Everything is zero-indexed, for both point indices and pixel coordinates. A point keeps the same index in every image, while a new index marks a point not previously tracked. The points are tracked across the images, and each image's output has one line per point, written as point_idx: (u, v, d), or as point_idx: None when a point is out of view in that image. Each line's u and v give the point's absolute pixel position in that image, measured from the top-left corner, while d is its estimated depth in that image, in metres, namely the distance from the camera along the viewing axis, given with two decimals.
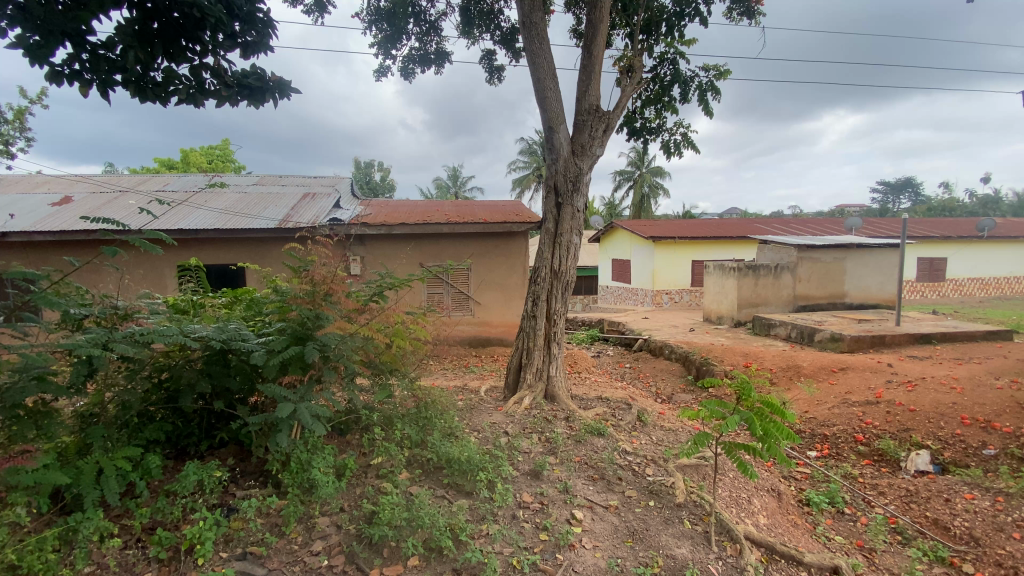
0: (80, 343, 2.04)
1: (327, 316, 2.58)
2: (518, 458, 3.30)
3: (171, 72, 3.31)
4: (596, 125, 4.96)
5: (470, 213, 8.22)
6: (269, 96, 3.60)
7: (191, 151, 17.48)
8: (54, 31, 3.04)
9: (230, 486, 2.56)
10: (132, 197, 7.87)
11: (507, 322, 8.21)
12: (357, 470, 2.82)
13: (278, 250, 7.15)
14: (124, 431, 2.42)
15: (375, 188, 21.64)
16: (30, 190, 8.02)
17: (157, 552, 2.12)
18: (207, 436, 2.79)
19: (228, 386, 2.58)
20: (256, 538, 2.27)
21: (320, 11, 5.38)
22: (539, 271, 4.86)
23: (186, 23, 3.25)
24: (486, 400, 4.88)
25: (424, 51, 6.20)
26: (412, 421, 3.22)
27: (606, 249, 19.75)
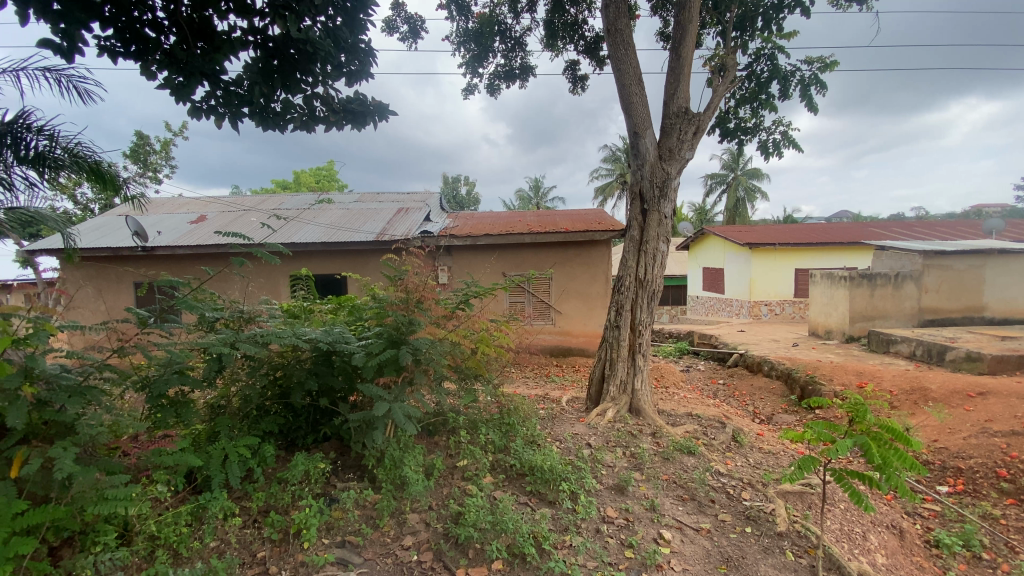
0: (213, 342, 2.31)
1: (418, 322, 2.72)
2: (602, 471, 3.23)
3: (288, 102, 3.72)
4: (685, 127, 4.78)
5: (552, 222, 8.29)
6: (369, 119, 3.91)
7: (302, 173, 19.46)
8: (195, 72, 3.57)
9: (332, 478, 2.76)
10: (253, 215, 8.87)
11: (590, 332, 8.11)
12: (445, 471, 2.91)
13: (376, 260, 7.68)
14: (244, 422, 2.71)
15: (461, 202, 22.51)
16: (174, 211, 9.32)
17: (271, 532, 2.30)
18: (313, 430, 3.04)
19: (331, 384, 2.80)
20: (353, 528, 2.42)
21: (414, 37, 5.73)
22: (623, 280, 4.77)
23: (301, 58, 3.62)
24: (567, 410, 4.83)
25: (509, 66, 6.38)
26: (496, 426, 3.30)
27: (696, 258, 18.84)
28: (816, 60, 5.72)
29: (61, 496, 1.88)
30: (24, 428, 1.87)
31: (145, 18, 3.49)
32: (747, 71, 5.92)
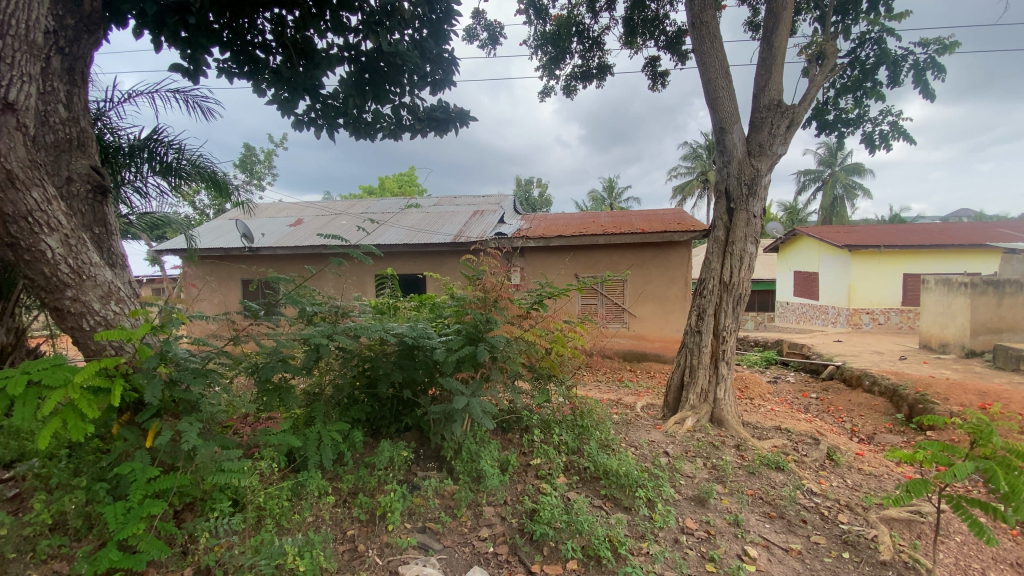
0: (313, 333, 2.52)
1: (495, 320, 2.78)
2: (680, 481, 3.11)
3: (378, 112, 3.98)
4: (778, 121, 4.50)
5: (628, 223, 8.11)
6: (451, 125, 4.08)
7: (386, 179, 20.60)
8: (298, 88, 3.93)
9: (414, 466, 2.90)
10: (344, 219, 9.53)
11: (666, 337, 7.84)
12: (519, 467, 2.96)
13: (454, 261, 7.95)
14: (336, 409, 2.92)
15: (534, 205, 22.63)
16: (276, 215, 10.24)
17: (359, 512, 2.46)
18: (396, 420, 3.21)
19: (414, 377, 2.95)
20: (433, 515, 2.53)
21: (493, 43, 5.86)
22: (706, 283, 4.58)
23: (390, 70, 3.86)
24: (643, 416, 4.70)
25: (586, 67, 6.34)
26: (569, 427, 3.30)
27: (786, 261, 17.55)
28: (934, 42, 5.14)
29: (186, 465, 2.13)
30: (158, 404, 2.14)
31: (256, 40, 3.89)
32: (849, 58, 5.45)
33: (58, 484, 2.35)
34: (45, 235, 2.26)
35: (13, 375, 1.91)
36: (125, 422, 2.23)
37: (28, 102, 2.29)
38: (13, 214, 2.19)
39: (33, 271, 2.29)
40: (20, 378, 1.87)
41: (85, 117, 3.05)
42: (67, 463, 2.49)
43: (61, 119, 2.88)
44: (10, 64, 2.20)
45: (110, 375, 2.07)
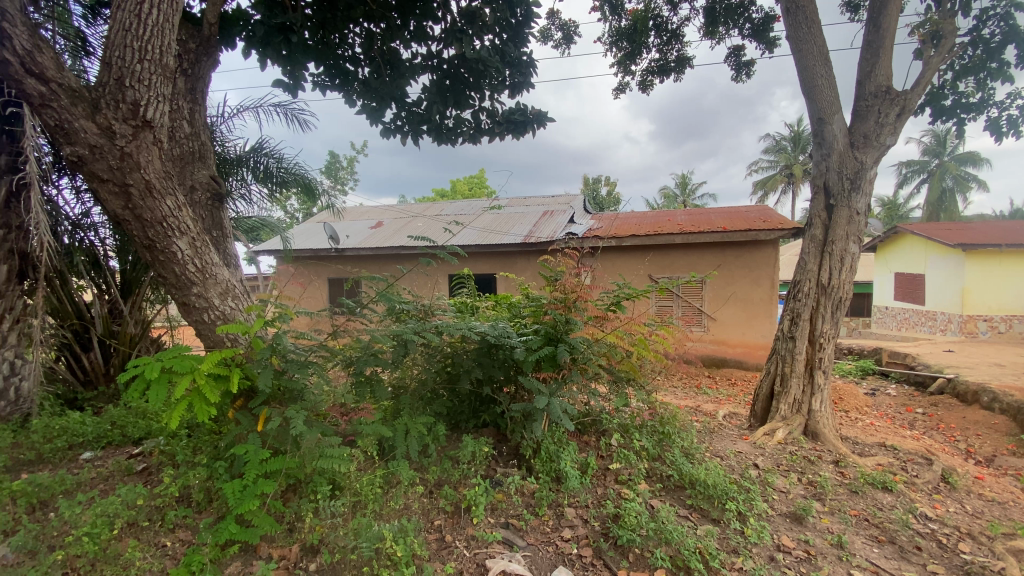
0: (404, 330, 2.66)
1: (576, 322, 2.76)
2: (773, 496, 2.93)
3: (459, 118, 4.17)
4: (887, 109, 4.16)
5: (707, 221, 7.77)
6: (529, 127, 4.17)
7: (457, 182, 21.18)
8: (385, 97, 4.20)
9: (495, 463, 2.96)
10: (419, 221, 9.92)
11: (749, 342, 7.42)
12: (598, 471, 2.93)
13: (526, 262, 8.01)
14: (421, 403, 3.04)
15: (602, 204, 22.21)
16: (358, 218, 10.86)
17: (445, 504, 2.55)
18: (474, 416, 3.28)
19: (494, 374, 3.01)
20: (515, 512, 2.57)
21: (567, 42, 5.83)
22: (801, 286, 4.29)
23: (471, 77, 4.02)
24: (727, 426, 4.48)
25: (664, 60, 6.14)
26: (650, 433, 3.21)
27: (885, 262, 15.99)
28: None
29: (293, 449, 2.31)
30: (268, 392, 2.33)
31: (346, 54, 4.17)
32: (969, 36, 4.87)
33: (182, 461, 2.63)
34: (177, 238, 2.54)
35: (150, 362, 2.11)
36: (240, 407, 2.43)
37: (162, 119, 2.58)
38: (151, 219, 2.48)
39: (166, 270, 2.57)
40: (156, 365, 2.07)
41: (204, 131, 3.41)
42: (187, 443, 2.78)
43: (186, 134, 3.24)
44: (148, 86, 2.50)
45: (228, 364, 2.28)
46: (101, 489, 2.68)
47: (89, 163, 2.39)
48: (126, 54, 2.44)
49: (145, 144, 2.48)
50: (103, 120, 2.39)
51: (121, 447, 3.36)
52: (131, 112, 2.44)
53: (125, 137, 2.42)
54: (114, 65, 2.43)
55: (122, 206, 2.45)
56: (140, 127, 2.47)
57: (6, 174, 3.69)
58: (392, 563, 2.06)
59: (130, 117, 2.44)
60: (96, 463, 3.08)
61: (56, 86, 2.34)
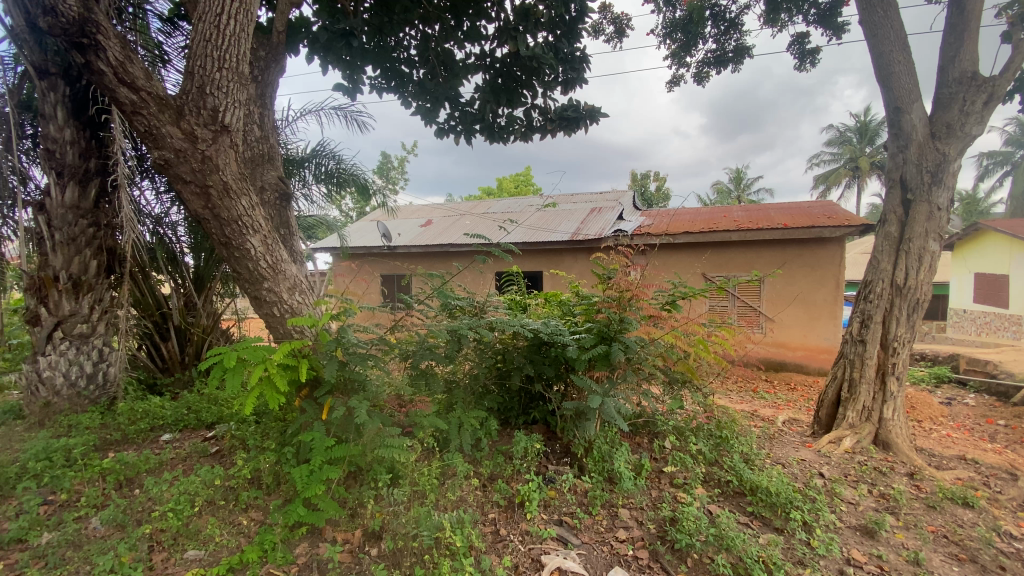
0: (459, 325, 2.72)
1: (631, 320, 2.71)
2: (841, 507, 2.78)
3: (511, 117, 4.29)
4: (974, 96, 3.84)
5: (766, 217, 7.45)
6: (581, 123, 4.23)
7: (504, 180, 21.32)
8: (439, 98, 4.36)
9: (546, 460, 2.98)
10: (468, 219, 10.05)
11: (810, 345, 7.09)
12: (652, 473, 2.90)
13: (574, 259, 7.96)
14: (473, 398, 3.10)
15: (651, 200, 21.68)
16: (408, 216, 11.13)
17: (499, 498, 2.60)
18: (524, 412, 3.30)
19: (545, 372, 3.03)
20: (568, 510, 2.58)
21: (620, 36, 5.73)
22: (873, 286, 4.04)
23: (523, 75, 4.09)
24: (787, 432, 4.29)
25: (721, 51, 5.92)
26: (707, 437, 3.13)
27: (962, 261, 14.77)
28: None
29: (355, 438, 2.42)
30: (331, 382, 2.44)
31: (402, 56, 4.30)
32: None
33: (253, 445, 2.80)
34: (250, 236, 2.70)
35: (225, 352, 2.25)
36: (306, 396, 2.55)
37: (238, 124, 2.75)
38: (228, 218, 2.65)
39: (241, 265, 2.74)
40: (232, 354, 2.20)
41: (273, 135, 3.60)
42: (257, 429, 2.95)
43: (257, 137, 3.44)
44: (226, 93, 2.66)
45: (296, 355, 2.40)
46: (181, 468, 2.88)
47: (174, 166, 2.57)
48: (206, 63, 2.62)
49: (223, 148, 2.64)
50: (186, 126, 2.57)
51: (195, 430, 3.58)
52: (211, 118, 2.61)
53: (205, 141, 2.59)
54: (195, 74, 2.61)
55: (203, 206, 2.63)
56: (219, 132, 2.64)
57: (97, 175, 4.02)
58: (450, 553, 2.12)
59: (211, 122, 2.61)
60: (175, 444, 3.32)
61: (146, 94, 2.53)
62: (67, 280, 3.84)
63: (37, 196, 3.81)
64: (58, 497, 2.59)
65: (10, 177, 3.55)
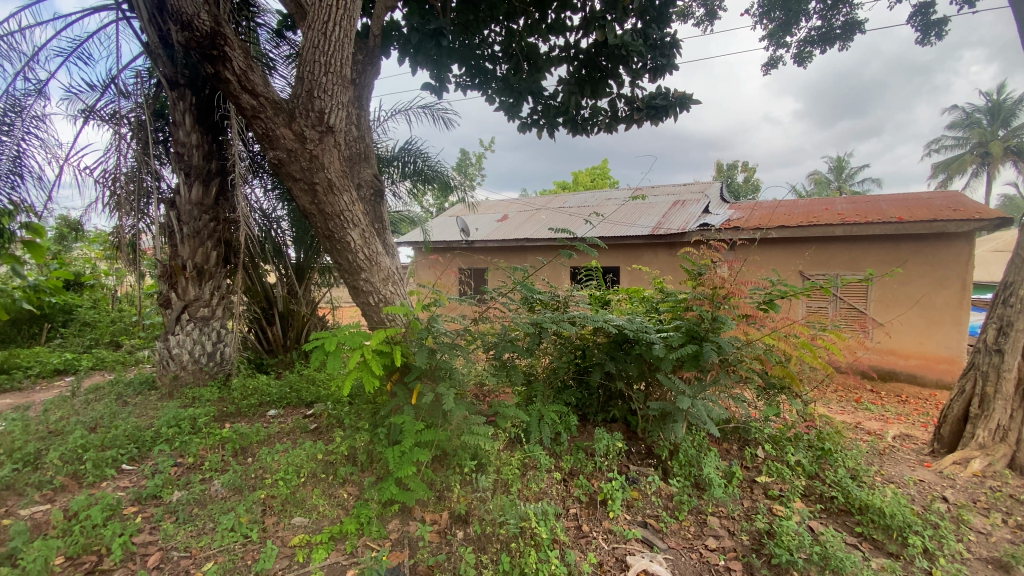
0: (542, 318, 2.74)
1: (725, 319, 2.58)
2: (971, 537, 2.47)
3: (595, 108, 4.26)
4: None
5: (875, 210, 6.75)
6: (670, 111, 4.14)
7: (581, 174, 21.09)
8: (522, 93, 4.39)
9: (628, 459, 2.94)
10: (544, 214, 10.05)
11: (927, 354, 6.37)
12: (743, 482, 2.78)
13: (654, 253, 7.72)
14: (552, 392, 3.11)
15: (737, 192, 20.39)
16: (485, 211, 11.34)
17: (581, 494, 2.60)
18: (603, 409, 3.23)
19: (627, 370, 2.94)
20: (653, 513, 2.53)
21: (710, 19, 5.42)
22: (1014, 289, 3.53)
23: (609, 64, 4.05)
24: (900, 449, 3.87)
25: (827, 28, 5.41)
26: (806, 449, 2.93)
27: None
28: None
29: (443, 424, 2.53)
30: (421, 369, 2.54)
31: (486, 53, 4.38)
32: None
33: (349, 425, 3.01)
34: (350, 230, 2.89)
35: (326, 336, 2.40)
36: (396, 380, 2.67)
37: (341, 124, 2.95)
38: (332, 213, 2.85)
39: (342, 257, 2.94)
40: (332, 338, 2.34)
41: (368, 135, 3.83)
42: (352, 410, 3.17)
43: (354, 138, 3.68)
44: (331, 96, 2.86)
45: (390, 342, 2.52)
46: (287, 441, 3.16)
47: (287, 165, 2.80)
48: (315, 69, 2.83)
49: (327, 147, 2.85)
50: (297, 128, 2.79)
51: (297, 407, 3.90)
52: (318, 120, 2.82)
53: (313, 141, 2.81)
54: (305, 79, 2.83)
55: (310, 202, 2.85)
56: (324, 132, 2.85)
57: (218, 175, 4.49)
58: (536, 544, 2.17)
59: (318, 124, 2.82)
60: (280, 419, 3.64)
61: (263, 99, 2.77)
62: (193, 268, 4.34)
63: (169, 194, 4.32)
64: (186, 460, 2.93)
65: (147, 178, 4.04)
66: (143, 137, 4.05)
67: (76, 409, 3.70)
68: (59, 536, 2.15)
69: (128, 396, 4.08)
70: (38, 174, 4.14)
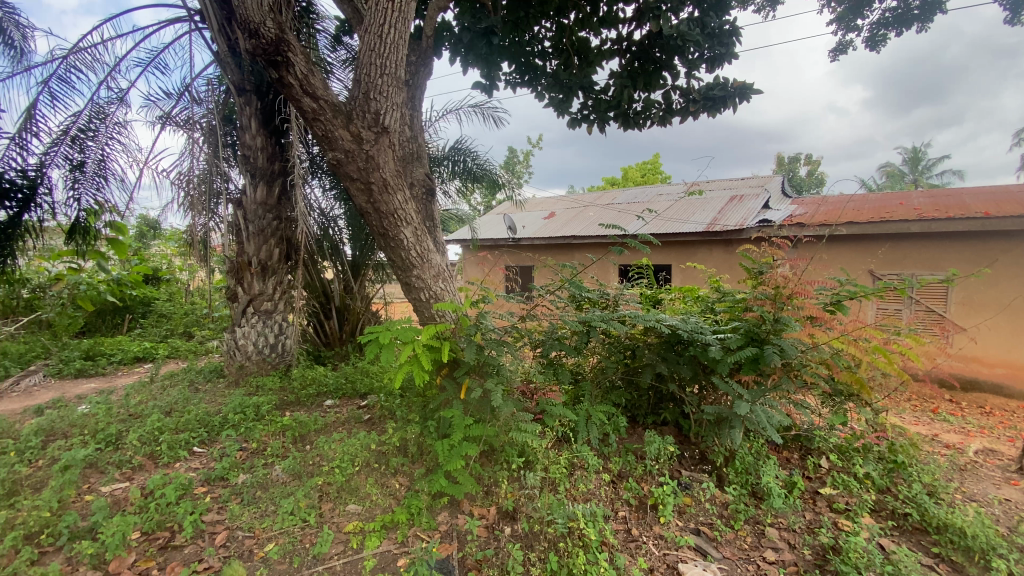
0: (592, 317, 2.70)
1: (788, 321, 2.45)
2: None
3: (648, 101, 4.16)
4: None
5: (957, 204, 6.21)
6: (729, 102, 3.98)
7: (630, 169, 20.64)
8: (572, 88, 4.35)
9: (679, 464, 2.86)
10: (592, 211, 9.92)
11: (1016, 362, 5.82)
12: (804, 493, 2.64)
13: (708, 251, 7.46)
14: (601, 392, 3.07)
15: (799, 186, 19.31)
16: (533, 208, 11.33)
17: (631, 497, 2.56)
18: (653, 411, 3.16)
19: (680, 372, 2.86)
20: (706, 520, 2.46)
21: (772, 4, 5.14)
22: None
23: (663, 55, 3.94)
24: (984, 464, 3.54)
25: (904, 8, 5.00)
26: (875, 461, 2.74)
27: None
28: None
29: (492, 420, 2.55)
30: (470, 365, 2.57)
31: (536, 49, 4.37)
32: None
33: (400, 417, 3.10)
34: (404, 227, 2.96)
35: (379, 331, 2.46)
36: (446, 375, 2.71)
37: (395, 125, 3.03)
38: (386, 211, 2.94)
39: (395, 254, 3.02)
40: (386, 332, 2.41)
41: (421, 134, 3.91)
42: (404, 403, 3.26)
43: (408, 138, 3.77)
44: (386, 97, 2.94)
45: (440, 337, 2.56)
46: (342, 430, 3.29)
47: (344, 166, 2.91)
48: (371, 71, 2.91)
49: (382, 147, 2.94)
50: (354, 129, 2.88)
51: (352, 398, 4.05)
52: (374, 121, 2.91)
53: (369, 142, 2.90)
54: (362, 82, 2.92)
55: (366, 201, 2.95)
56: (380, 133, 2.94)
57: (280, 176, 4.73)
58: (584, 545, 2.15)
59: (373, 125, 2.91)
60: (336, 408, 3.80)
61: (323, 102, 2.88)
62: (257, 264, 4.60)
63: (236, 194, 4.59)
64: (250, 444, 3.11)
65: (217, 179, 4.31)
66: (213, 141, 4.33)
67: (154, 393, 4.02)
68: (137, 511, 2.34)
69: (199, 383, 4.38)
70: (120, 176, 4.53)
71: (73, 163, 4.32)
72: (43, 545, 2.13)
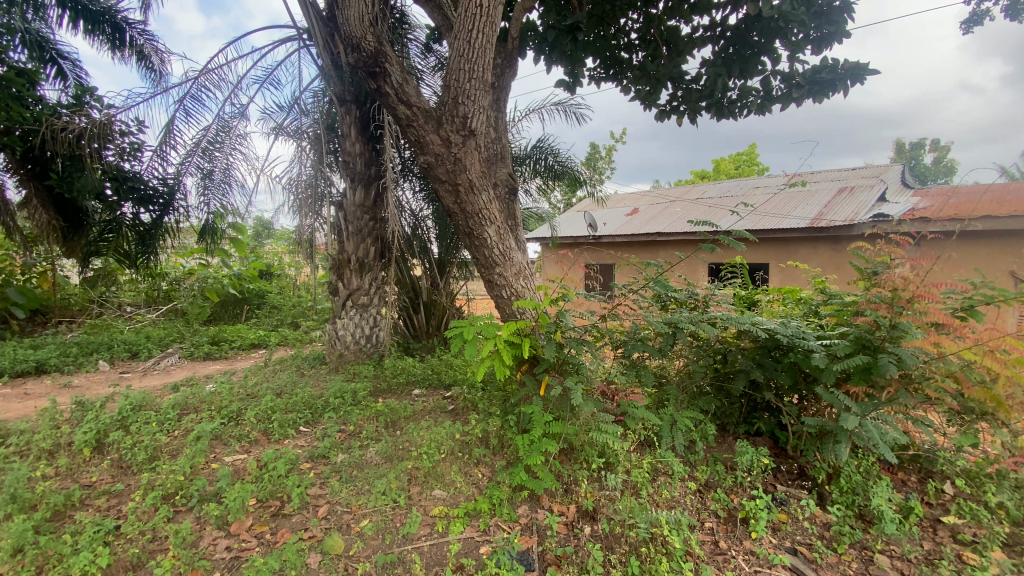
0: (679, 317, 2.60)
1: (908, 328, 2.19)
2: None
3: (744, 88, 3.92)
4: None
5: None
6: (839, 85, 3.64)
7: (722, 160, 19.49)
8: (660, 79, 4.22)
9: (774, 478, 2.68)
10: (678, 206, 9.50)
11: None
12: (923, 521, 2.36)
13: (810, 249, 6.85)
14: (688, 397, 2.95)
15: (924, 174, 17.04)
16: (616, 205, 11.08)
17: (718, 508, 2.45)
18: (745, 420, 2.98)
19: (778, 380, 2.67)
20: (804, 540, 2.28)
21: None
22: None
23: (761, 39, 3.70)
24: None
25: None
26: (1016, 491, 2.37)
27: None
28: None
29: (573, 419, 2.55)
30: (551, 363, 2.60)
31: (622, 42, 4.27)
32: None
33: (483, 410, 3.20)
34: (488, 227, 3.05)
35: (465, 326, 2.55)
36: (527, 371, 2.78)
37: (481, 127, 3.12)
38: (472, 211, 3.04)
39: (480, 253, 3.13)
40: (472, 328, 2.49)
41: (505, 135, 3.99)
42: (487, 396, 3.36)
43: (493, 140, 3.86)
44: (473, 101, 3.04)
45: (522, 335, 2.61)
46: (428, 418, 3.46)
47: (434, 168, 3.06)
48: (460, 76, 3.02)
49: (469, 149, 3.04)
50: (444, 133, 3.02)
51: (437, 388, 4.24)
52: (462, 124, 3.03)
53: (457, 145, 3.02)
54: (452, 87, 3.04)
55: (453, 202, 3.07)
56: (467, 136, 3.04)
57: (376, 180, 5.07)
58: (667, 553, 2.10)
59: (461, 128, 3.02)
60: (423, 397, 4.01)
61: (416, 109, 3.05)
62: (355, 262, 4.98)
63: (338, 197, 4.99)
64: (348, 427, 3.38)
65: (321, 184, 4.71)
66: (318, 149, 4.73)
67: (267, 376, 4.51)
68: (254, 481, 2.66)
69: (305, 369, 4.84)
70: (242, 182, 5.10)
71: (204, 171, 4.94)
72: (178, 505, 2.50)
